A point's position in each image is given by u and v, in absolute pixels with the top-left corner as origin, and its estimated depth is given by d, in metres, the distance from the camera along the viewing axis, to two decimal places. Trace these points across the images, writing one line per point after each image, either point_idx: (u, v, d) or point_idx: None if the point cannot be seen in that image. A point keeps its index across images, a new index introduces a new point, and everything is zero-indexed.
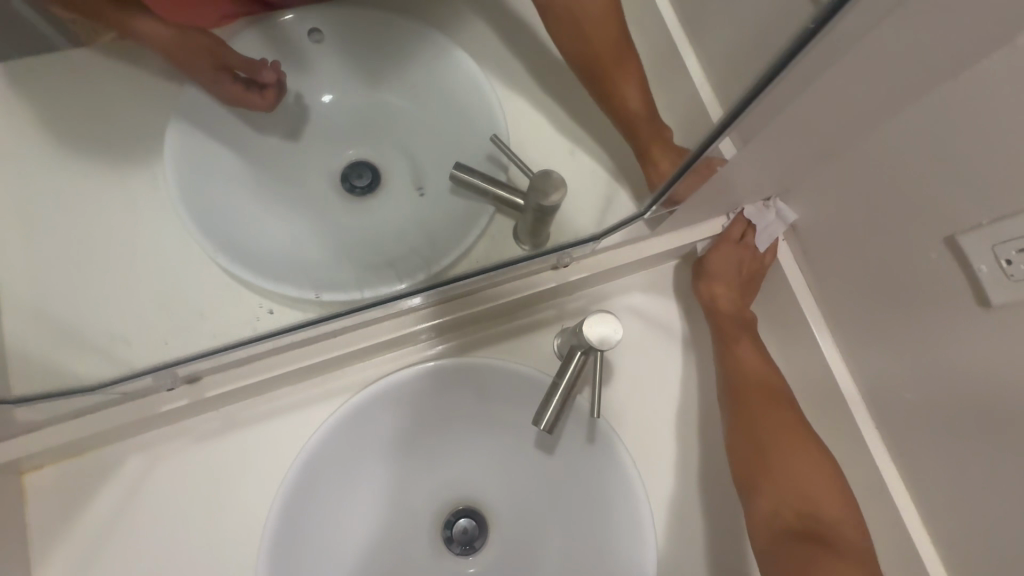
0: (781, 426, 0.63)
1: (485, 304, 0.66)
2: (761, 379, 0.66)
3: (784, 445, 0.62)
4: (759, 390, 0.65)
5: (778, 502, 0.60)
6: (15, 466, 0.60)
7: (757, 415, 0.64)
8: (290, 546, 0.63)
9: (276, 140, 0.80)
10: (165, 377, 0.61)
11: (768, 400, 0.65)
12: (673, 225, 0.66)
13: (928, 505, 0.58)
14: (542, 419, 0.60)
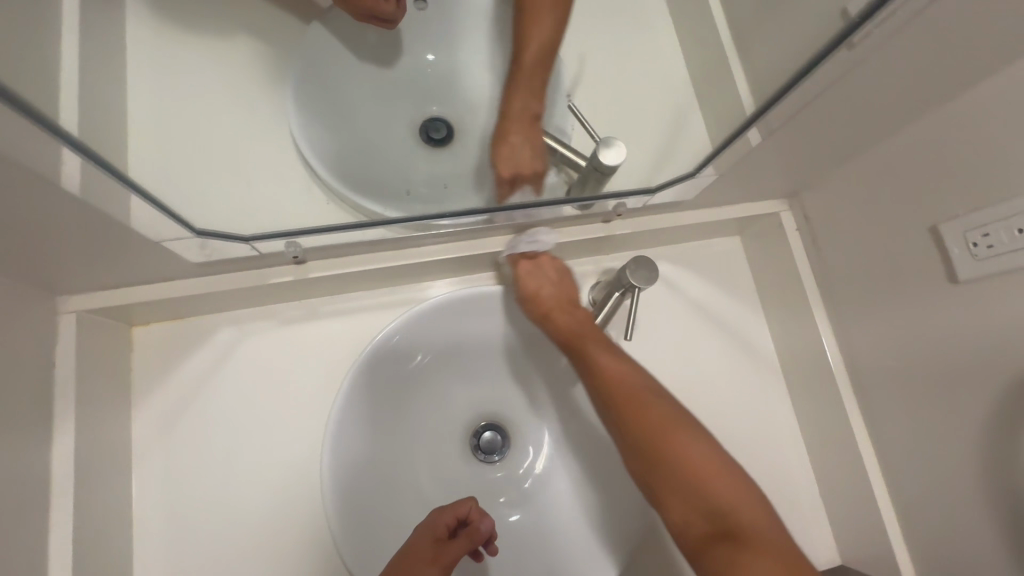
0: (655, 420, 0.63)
1: (542, 238, 0.78)
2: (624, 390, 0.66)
3: (659, 446, 0.62)
4: (633, 409, 0.64)
5: (682, 509, 0.59)
6: (130, 317, 0.71)
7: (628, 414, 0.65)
8: (352, 423, 0.73)
9: (373, 83, 0.91)
10: (292, 246, 0.68)
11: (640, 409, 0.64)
12: (709, 197, 0.78)
13: (887, 449, 0.72)
14: (580, 339, 0.72)
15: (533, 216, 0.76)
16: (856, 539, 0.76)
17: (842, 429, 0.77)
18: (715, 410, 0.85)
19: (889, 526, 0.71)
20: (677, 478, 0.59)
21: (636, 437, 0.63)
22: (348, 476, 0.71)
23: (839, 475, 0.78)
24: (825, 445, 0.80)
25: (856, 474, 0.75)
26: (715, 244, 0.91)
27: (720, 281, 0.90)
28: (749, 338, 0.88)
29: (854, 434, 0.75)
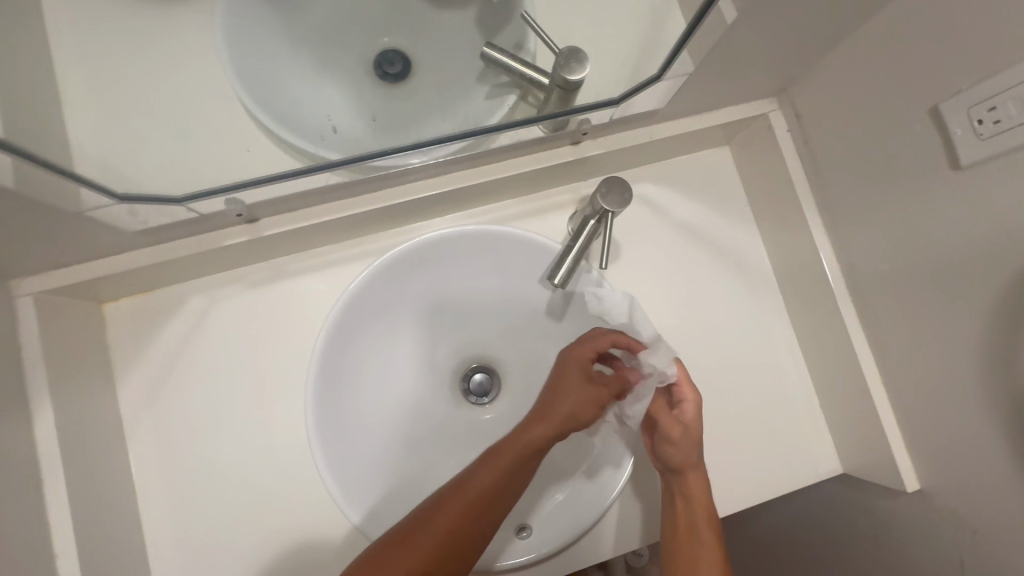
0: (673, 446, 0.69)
1: (507, 168, 0.72)
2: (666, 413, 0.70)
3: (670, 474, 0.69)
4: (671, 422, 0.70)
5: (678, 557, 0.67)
6: (94, 294, 0.69)
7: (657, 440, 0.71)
8: (332, 375, 0.72)
9: (315, 17, 0.84)
10: (234, 204, 0.65)
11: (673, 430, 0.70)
12: (686, 104, 0.71)
13: (887, 354, 0.69)
14: (555, 273, 0.69)
15: (493, 145, 0.70)
16: (856, 445, 0.75)
17: (839, 338, 0.73)
18: (709, 331, 0.82)
19: (889, 431, 0.70)
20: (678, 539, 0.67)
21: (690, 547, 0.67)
22: (334, 427, 0.71)
23: (838, 384, 0.76)
24: (825, 356, 0.77)
25: (856, 382, 0.73)
26: (700, 158, 0.85)
27: (709, 196, 0.85)
28: (742, 254, 0.84)
29: (850, 343, 0.72)
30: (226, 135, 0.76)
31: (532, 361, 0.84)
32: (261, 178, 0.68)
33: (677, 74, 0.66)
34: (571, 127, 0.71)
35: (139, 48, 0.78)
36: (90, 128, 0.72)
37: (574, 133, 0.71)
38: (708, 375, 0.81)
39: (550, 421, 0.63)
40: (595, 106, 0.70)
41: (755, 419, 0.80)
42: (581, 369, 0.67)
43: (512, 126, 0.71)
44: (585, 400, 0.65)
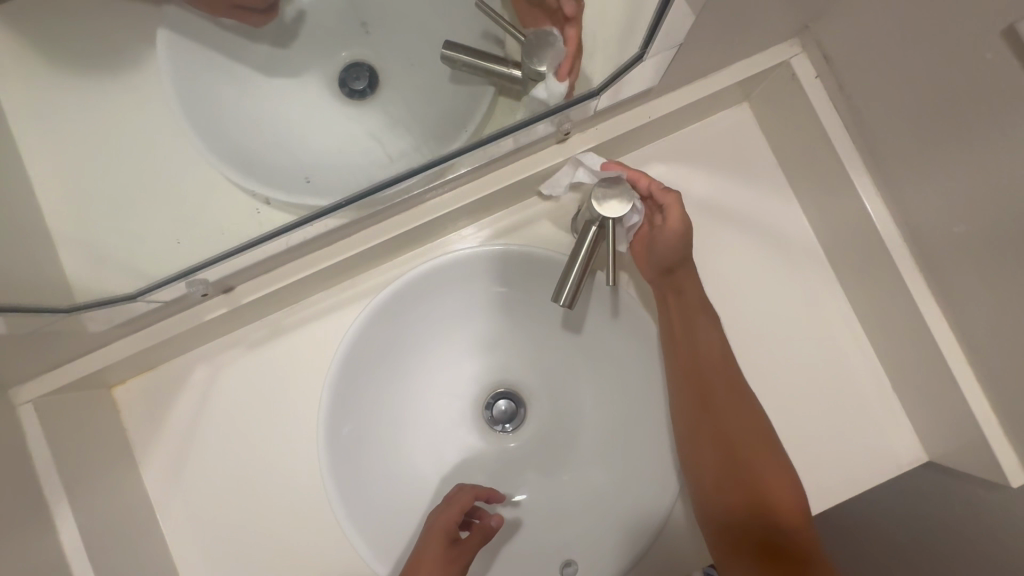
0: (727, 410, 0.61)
1: (489, 183, 0.64)
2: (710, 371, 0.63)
3: (749, 445, 0.60)
4: (723, 386, 0.62)
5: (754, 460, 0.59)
6: (99, 381, 0.68)
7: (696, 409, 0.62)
8: (344, 422, 0.67)
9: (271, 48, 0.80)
10: (197, 285, 0.62)
11: (752, 434, 0.60)
12: (685, 71, 0.60)
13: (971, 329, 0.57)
14: (559, 294, 0.61)
15: (468, 167, 0.64)
16: (941, 431, 0.65)
17: (907, 313, 0.62)
18: (751, 319, 0.72)
19: (982, 419, 0.58)
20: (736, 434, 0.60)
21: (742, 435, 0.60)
22: (350, 476, 0.66)
23: (908, 364, 0.65)
24: (893, 332, 0.66)
25: (933, 363, 0.61)
26: (714, 122, 0.74)
27: (732, 165, 0.73)
28: (778, 224, 0.73)
29: (922, 320, 0.60)
30: (197, 196, 0.73)
31: (556, 375, 0.78)
32: (236, 249, 0.65)
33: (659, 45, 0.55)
34: (549, 128, 0.62)
35: (97, 118, 0.74)
36: (69, 215, 0.70)
37: (556, 133, 0.62)
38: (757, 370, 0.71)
39: (457, 561, 0.61)
40: (574, 101, 0.61)
41: (819, 413, 0.70)
42: (444, 538, 0.62)
43: (488, 142, 0.65)
44: (450, 564, 0.61)
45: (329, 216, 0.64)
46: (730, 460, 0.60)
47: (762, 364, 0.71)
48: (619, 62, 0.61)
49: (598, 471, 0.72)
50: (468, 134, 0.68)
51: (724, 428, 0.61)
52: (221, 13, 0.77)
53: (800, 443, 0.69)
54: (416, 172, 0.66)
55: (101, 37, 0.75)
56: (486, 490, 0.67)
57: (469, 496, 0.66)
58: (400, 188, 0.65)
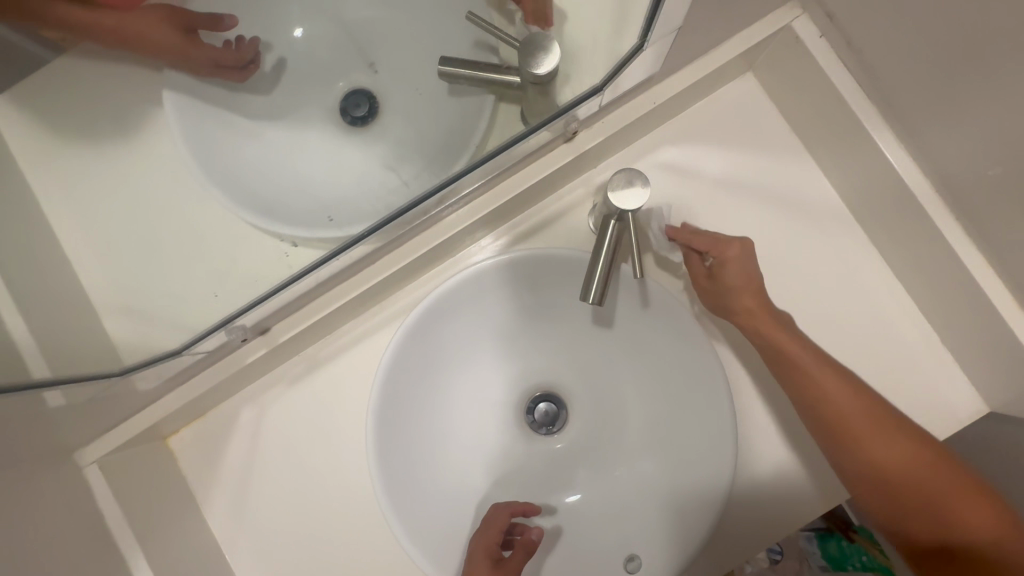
0: (893, 456, 0.58)
1: (502, 191, 0.64)
2: (863, 420, 0.59)
3: (904, 466, 0.58)
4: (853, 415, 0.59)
5: (929, 479, 0.58)
6: (155, 434, 0.70)
7: (860, 461, 0.59)
8: (394, 444, 0.68)
9: (273, 91, 0.82)
10: (235, 331, 0.64)
11: (913, 458, 0.58)
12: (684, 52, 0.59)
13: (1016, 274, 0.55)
14: (587, 291, 0.60)
15: (481, 180, 0.65)
16: (1000, 381, 0.62)
17: (946, 264, 0.60)
18: (785, 289, 0.70)
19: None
20: (894, 465, 0.58)
21: (900, 465, 0.58)
22: (406, 497, 0.67)
23: (954, 315, 0.64)
24: (934, 285, 0.64)
25: (981, 313, 0.59)
26: (721, 96, 0.72)
27: (744, 137, 0.72)
28: (800, 191, 0.72)
29: (964, 271, 0.58)
30: (222, 244, 0.75)
31: (594, 372, 0.77)
32: (270, 289, 0.67)
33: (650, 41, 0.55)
34: (557, 128, 0.63)
35: (114, 178, 0.76)
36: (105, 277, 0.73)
37: (564, 133, 0.63)
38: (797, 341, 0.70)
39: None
40: (579, 99, 0.61)
41: (871, 377, 0.68)
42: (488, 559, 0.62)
43: (499, 152, 0.65)
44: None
45: (355, 246, 0.65)
46: (904, 492, 0.58)
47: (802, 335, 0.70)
48: (619, 51, 0.59)
49: (649, 463, 0.72)
50: (477, 145, 0.68)
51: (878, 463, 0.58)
52: (201, 70, 0.78)
53: None
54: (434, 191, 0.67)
55: (108, 104, 0.77)
56: (524, 506, 0.68)
57: (507, 513, 0.67)
58: (417, 209, 0.66)
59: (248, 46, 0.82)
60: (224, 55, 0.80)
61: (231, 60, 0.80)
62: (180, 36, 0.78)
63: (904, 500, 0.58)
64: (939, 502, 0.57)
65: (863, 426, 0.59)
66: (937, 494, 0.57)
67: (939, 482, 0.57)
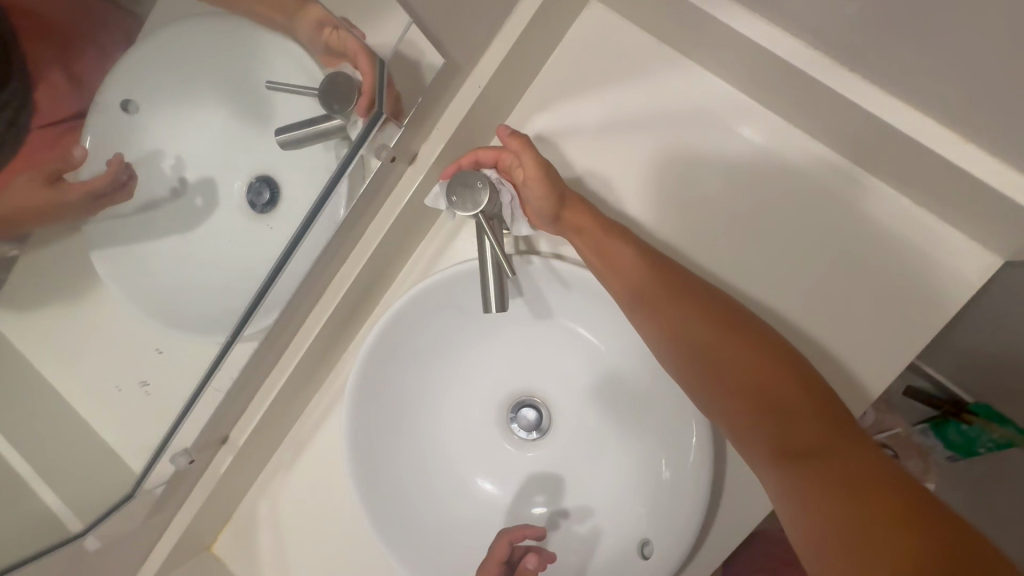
0: (771, 392, 0.53)
1: (376, 234, 0.64)
2: (732, 344, 0.56)
3: (779, 397, 0.53)
4: (734, 331, 0.57)
5: (808, 419, 0.51)
6: (190, 552, 0.76)
7: (725, 380, 0.55)
8: (384, 494, 0.69)
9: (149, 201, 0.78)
10: (179, 456, 0.67)
11: (792, 388, 0.53)
12: (486, 26, 0.57)
13: (929, 100, 0.47)
14: (488, 303, 0.57)
15: (333, 229, 0.61)
16: (978, 216, 0.54)
17: (858, 117, 0.52)
18: (700, 209, 0.66)
19: (1009, 189, 0.47)
20: (772, 391, 0.53)
21: (783, 396, 0.53)
22: (411, 539, 0.68)
23: (902, 165, 0.55)
24: (865, 141, 0.55)
25: (921, 154, 0.50)
26: (569, 42, 0.68)
27: (610, 74, 0.67)
28: (688, 102, 0.66)
29: (880, 117, 0.50)
30: (139, 365, 0.72)
31: (562, 358, 0.72)
32: (187, 402, 0.68)
33: (415, 44, 0.52)
34: (370, 151, 0.58)
35: (30, 350, 0.73)
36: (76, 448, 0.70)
37: (383, 162, 0.59)
38: (735, 257, 0.65)
39: None
40: (368, 130, 0.57)
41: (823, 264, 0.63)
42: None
43: (325, 198, 0.61)
44: None
45: (246, 334, 0.64)
46: (784, 424, 0.52)
47: (742, 246, 0.65)
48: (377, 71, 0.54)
49: (640, 436, 0.68)
50: (310, 188, 0.63)
51: (745, 386, 0.54)
52: (92, 211, 0.76)
53: (814, 310, 0.63)
54: (290, 251, 0.63)
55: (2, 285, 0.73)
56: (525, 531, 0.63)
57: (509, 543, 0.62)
58: (288, 275, 0.63)
59: (119, 165, 0.77)
60: (100, 184, 0.76)
61: (110, 186, 0.77)
62: (42, 187, 0.72)
63: (777, 432, 0.52)
64: (824, 454, 0.49)
65: (744, 342, 0.56)
66: (821, 443, 0.50)
67: (818, 424, 0.51)
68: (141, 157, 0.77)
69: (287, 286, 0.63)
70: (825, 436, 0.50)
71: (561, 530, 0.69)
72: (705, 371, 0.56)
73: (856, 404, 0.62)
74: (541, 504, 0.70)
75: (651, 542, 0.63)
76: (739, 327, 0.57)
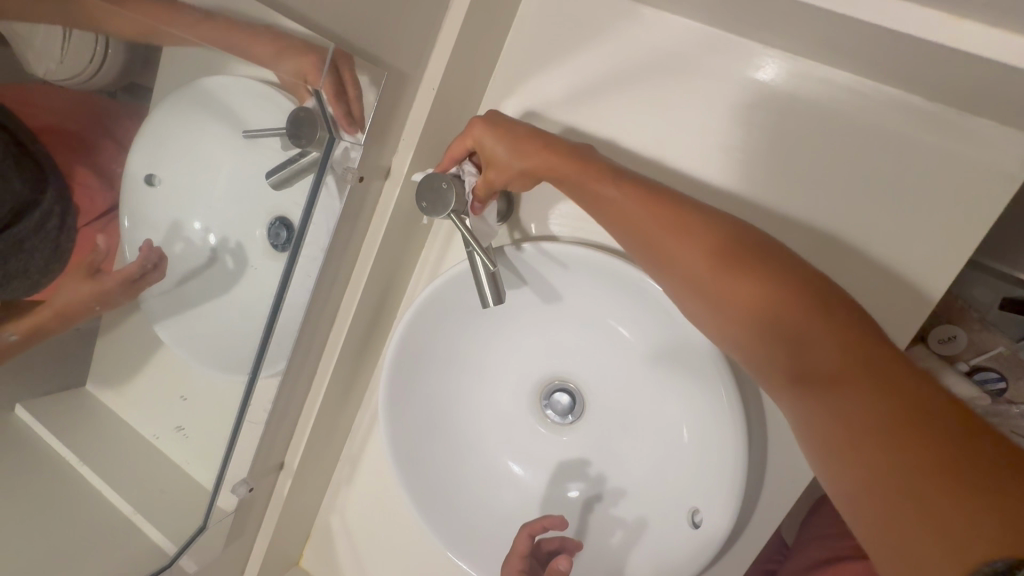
0: (834, 346, 0.45)
1: (371, 250, 0.67)
2: (785, 293, 0.48)
3: (844, 352, 0.44)
4: (785, 279, 0.49)
5: (882, 376, 0.42)
6: (279, 569, 0.83)
7: (777, 334, 0.47)
8: (431, 495, 0.72)
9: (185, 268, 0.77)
10: (240, 486, 0.72)
11: (860, 343, 0.44)
12: (425, 28, 0.59)
13: None
14: (485, 298, 0.59)
15: (323, 255, 0.64)
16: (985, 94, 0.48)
17: (820, 20, 0.48)
18: (685, 157, 0.64)
19: (1008, 58, 0.42)
20: (836, 345, 0.45)
21: (852, 352, 0.44)
22: (466, 534, 0.71)
23: (887, 59, 0.50)
24: (840, 44, 0.51)
25: (897, 42, 0.46)
26: (520, 20, 0.68)
27: (566, 40, 0.66)
28: (650, 48, 0.63)
29: (843, 14, 0.46)
30: None
31: (582, 338, 0.71)
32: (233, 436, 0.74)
33: (360, 64, 0.55)
34: (338, 177, 0.61)
35: None
36: (154, 494, 0.76)
37: (353, 181, 0.61)
38: (730, 199, 0.62)
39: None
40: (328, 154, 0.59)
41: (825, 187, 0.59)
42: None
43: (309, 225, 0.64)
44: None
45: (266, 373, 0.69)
46: (852, 380, 0.43)
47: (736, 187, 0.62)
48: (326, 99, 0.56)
49: (669, 403, 0.66)
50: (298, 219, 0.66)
51: (802, 341, 0.46)
52: (131, 293, 0.73)
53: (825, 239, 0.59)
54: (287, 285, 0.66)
55: None
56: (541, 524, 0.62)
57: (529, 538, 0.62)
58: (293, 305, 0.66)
59: (149, 250, 0.74)
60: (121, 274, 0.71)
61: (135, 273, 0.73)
62: (87, 280, 0.68)
63: (845, 388, 0.43)
64: (907, 419, 0.40)
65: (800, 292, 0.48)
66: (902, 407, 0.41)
67: (898, 385, 0.42)
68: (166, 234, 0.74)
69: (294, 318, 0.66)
70: (908, 398, 0.41)
71: (601, 510, 0.68)
72: (754, 326, 0.49)
73: (891, 329, 0.58)
74: (578, 487, 0.70)
75: (696, 510, 0.60)
76: (793, 279, 0.48)
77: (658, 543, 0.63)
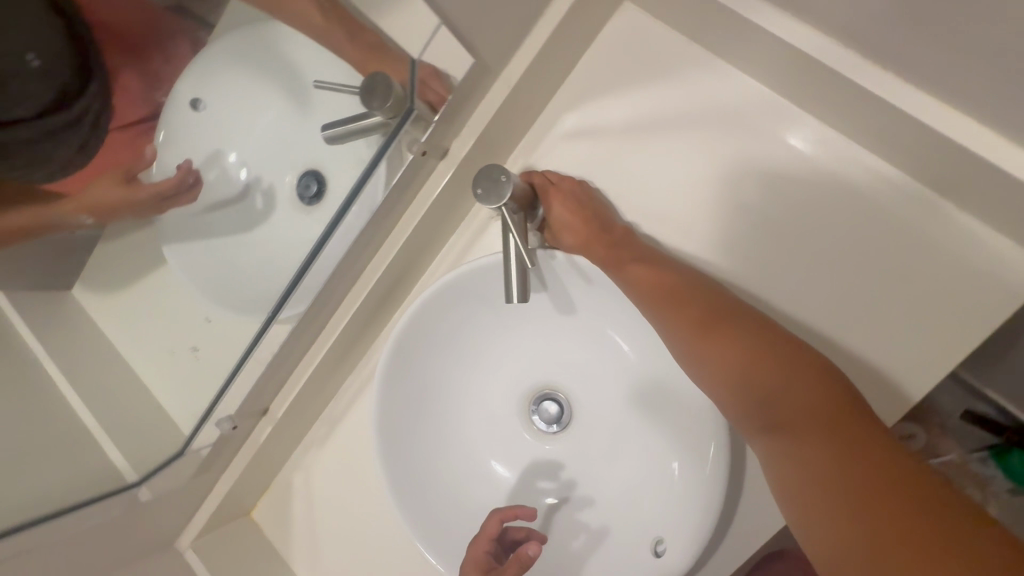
0: (821, 412, 0.50)
1: (409, 223, 0.68)
2: (782, 357, 0.53)
3: (828, 418, 0.50)
4: (783, 346, 0.55)
5: (860, 446, 0.48)
6: (230, 515, 0.82)
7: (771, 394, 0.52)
8: (405, 473, 0.72)
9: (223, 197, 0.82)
10: (223, 422, 0.72)
11: (843, 414, 0.50)
12: (519, 29, 0.61)
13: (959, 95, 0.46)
14: (511, 292, 0.60)
15: (369, 217, 0.65)
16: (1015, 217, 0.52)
17: (887, 113, 0.52)
18: (726, 207, 0.67)
19: None
20: (823, 412, 0.50)
21: (835, 419, 0.49)
22: (428, 517, 0.71)
23: (935, 163, 0.54)
24: (896, 138, 0.55)
25: (951, 150, 0.50)
26: (601, 44, 0.70)
27: (640, 72, 0.69)
28: (716, 99, 0.67)
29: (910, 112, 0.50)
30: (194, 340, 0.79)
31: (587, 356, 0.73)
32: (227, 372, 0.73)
33: (453, 48, 0.57)
34: (401, 146, 0.63)
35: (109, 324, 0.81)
36: None
37: (414, 154, 0.63)
38: (759, 256, 0.65)
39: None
40: (400, 125, 0.61)
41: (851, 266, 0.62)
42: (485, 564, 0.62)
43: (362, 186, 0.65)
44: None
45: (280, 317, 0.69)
46: (837, 446, 0.48)
47: (767, 246, 0.65)
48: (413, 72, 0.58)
49: (657, 435, 0.68)
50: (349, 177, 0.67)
51: (791, 404, 0.51)
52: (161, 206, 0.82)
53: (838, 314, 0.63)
54: (325, 238, 0.68)
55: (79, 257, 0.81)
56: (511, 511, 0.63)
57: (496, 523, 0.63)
58: (326, 258, 0.67)
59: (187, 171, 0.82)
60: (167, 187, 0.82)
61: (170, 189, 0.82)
62: (122, 185, 0.80)
63: (827, 452, 0.48)
64: (884, 487, 0.45)
65: (795, 359, 0.54)
66: (876, 474, 0.46)
67: (873, 454, 0.47)
68: (205, 161, 0.81)
69: (322, 271, 0.67)
70: (884, 469, 0.46)
71: (567, 518, 0.70)
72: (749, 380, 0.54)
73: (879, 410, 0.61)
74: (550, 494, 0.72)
75: (663, 541, 0.62)
76: (787, 345, 0.55)
77: (618, 565, 0.65)
